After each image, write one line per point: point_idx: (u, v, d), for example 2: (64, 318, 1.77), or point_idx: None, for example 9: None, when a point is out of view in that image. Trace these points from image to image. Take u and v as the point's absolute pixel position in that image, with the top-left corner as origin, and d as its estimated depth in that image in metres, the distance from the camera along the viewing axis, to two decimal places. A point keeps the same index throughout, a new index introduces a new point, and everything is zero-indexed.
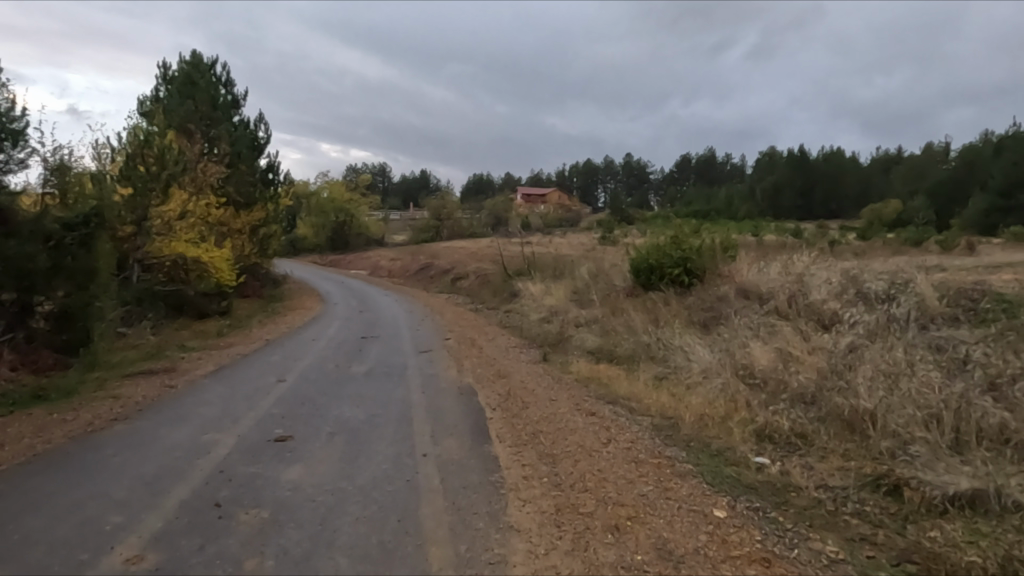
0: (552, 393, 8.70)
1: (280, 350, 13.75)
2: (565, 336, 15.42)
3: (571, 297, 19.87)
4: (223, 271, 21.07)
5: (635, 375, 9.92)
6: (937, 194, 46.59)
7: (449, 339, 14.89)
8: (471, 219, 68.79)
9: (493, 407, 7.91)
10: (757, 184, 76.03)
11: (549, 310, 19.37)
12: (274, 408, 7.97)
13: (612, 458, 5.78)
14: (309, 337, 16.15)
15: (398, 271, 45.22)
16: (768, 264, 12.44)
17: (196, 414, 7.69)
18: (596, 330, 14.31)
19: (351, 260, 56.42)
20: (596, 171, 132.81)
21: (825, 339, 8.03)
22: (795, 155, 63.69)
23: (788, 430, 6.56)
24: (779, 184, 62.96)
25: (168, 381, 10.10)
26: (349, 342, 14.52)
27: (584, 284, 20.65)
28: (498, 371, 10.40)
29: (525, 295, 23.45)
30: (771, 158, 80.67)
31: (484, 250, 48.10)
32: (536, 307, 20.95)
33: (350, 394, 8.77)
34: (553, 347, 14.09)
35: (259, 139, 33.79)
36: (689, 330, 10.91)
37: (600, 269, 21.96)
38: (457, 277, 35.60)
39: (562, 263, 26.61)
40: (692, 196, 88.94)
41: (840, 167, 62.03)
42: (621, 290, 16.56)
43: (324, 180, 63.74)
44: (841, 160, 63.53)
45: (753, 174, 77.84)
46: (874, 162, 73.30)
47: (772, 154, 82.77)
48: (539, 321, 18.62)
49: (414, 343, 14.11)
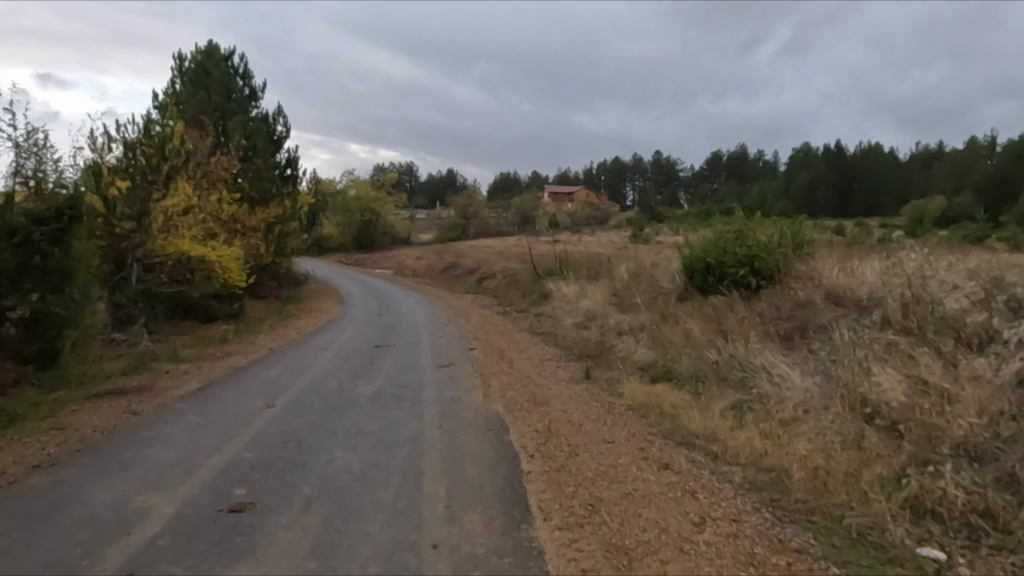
0: (604, 430, 6.73)
1: (282, 362, 11.99)
2: (607, 346, 13.48)
3: (610, 299, 17.90)
4: (231, 271, 19.56)
5: (707, 404, 7.92)
6: (988, 188, 43.52)
7: (475, 349, 13.01)
8: (498, 218, 67.11)
9: (530, 452, 5.97)
10: (793, 180, 73.01)
11: (586, 316, 17.42)
12: (246, 451, 6.14)
13: (716, 559, 3.83)
14: (318, 345, 14.42)
15: (423, 271, 43.62)
16: (858, 263, 10.36)
17: (143, 461, 5.89)
18: (645, 340, 12.33)
19: (376, 260, 55.06)
20: (625, 168, 130.20)
21: (981, 367, 6.00)
22: (831, 151, 60.87)
23: (966, 507, 4.54)
24: (816, 181, 60.13)
25: (135, 405, 8.35)
26: (361, 353, 12.71)
27: (623, 286, 18.62)
28: (533, 394, 8.47)
29: (558, 298, 21.52)
30: (806, 154, 77.64)
31: (511, 249, 46.30)
32: (571, 311, 19.01)
33: (348, 429, 6.91)
34: (594, 361, 12.14)
35: (277, 134, 32.33)
36: (768, 345, 8.88)
37: (642, 269, 19.94)
38: (483, 277, 33.81)
39: (596, 262, 24.63)
40: (724, 194, 86.16)
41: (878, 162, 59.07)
42: (670, 293, 14.56)
43: (349, 178, 62.52)
44: (882, 154, 60.41)
45: (789, 170, 74.86)
46: (916, 157, 69.85)
47: (807, 150, 79.57)
48: (576, 328, 16.68)
49: (434, 354, 12.26)
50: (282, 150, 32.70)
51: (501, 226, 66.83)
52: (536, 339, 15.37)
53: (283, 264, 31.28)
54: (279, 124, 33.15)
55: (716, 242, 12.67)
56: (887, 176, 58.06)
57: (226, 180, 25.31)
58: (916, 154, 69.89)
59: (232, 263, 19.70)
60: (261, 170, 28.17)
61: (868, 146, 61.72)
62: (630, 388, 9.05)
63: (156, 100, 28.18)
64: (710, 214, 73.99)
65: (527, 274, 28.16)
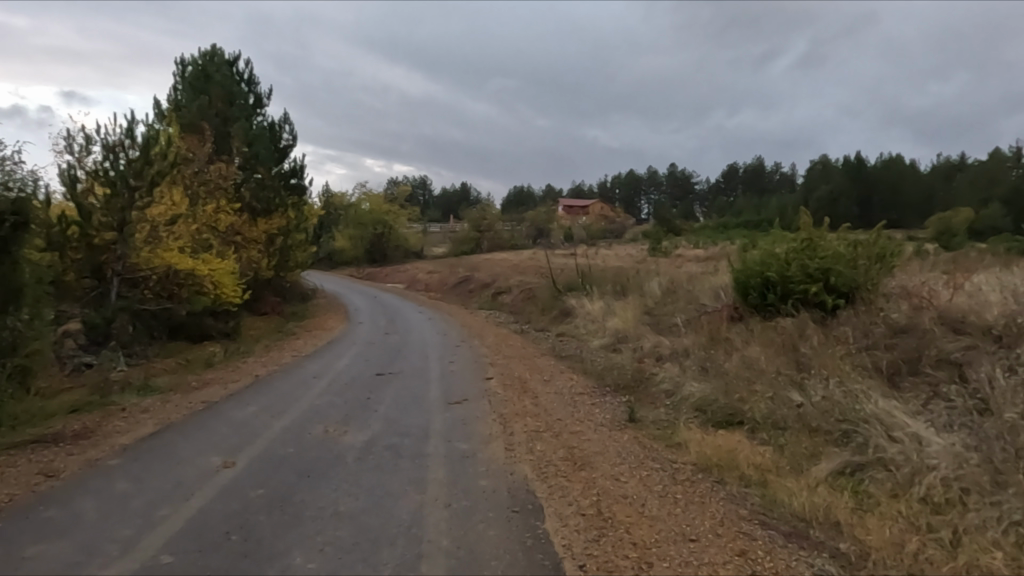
0: (678, 516, 4.81)
1: (266, 395, 10.16)
2: (648, 375, 11.54)
3: (642, 318, 15.98)
4: (225, 287, 18.12)
5: (806, 468, 5.97)
6: (1016, 200, 41.59)
7: (492, 378, 11.13)
8: (512, 232, 65.47)
9: (578, 559, 4.10)
10: (813, 192, 70.87)
11: (616, 338, 15.50)
12: (169, 551, 4.27)
13: None
14: (314, 372, 12.66)
15: (434, 286, 41.91)
16: (964, 282, 8.46)
17: (12, 570, 4.00)
18: (695, 370, 10.42)
19: (388, 273, 53.41)
20: (640, 181, 128.46)
21: None
22: (850, 163, 58.88)
23: None
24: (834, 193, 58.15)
25: (59, 461, 6.49)
26: (360, 383, 10.87)
27: (656, 304, 16.70)
28: (569, 448, 6.58)
29: (581, 315, 19.67)
30: (824, 166, 75.58)
31: (525, 263, 44.55)
32: (597, 331, 17.12)
33: (321, 509, 5.01)
34: (634, 396, 10.20)
35: (282, 142, 30.88)
36: (870, 383, 6.94)
37: (674, 284, 18.04)
38: (498, 292, 32.09)
39: (621, 276, 22.75)
40: (741, 206, 84.08)
41: (898, 173, 56.98)
42: (716, 312, 12.67)
43: (361, 191, 61.13)
44: (902, 166, 58.39)
45: (807, 182, 72.83)
46: (938, 168, 67.72)
47: (826, 162, 77.64)
48: (607, 352, 14.76)
49: (443, 385, 10.40)
50: (287, 160, 31.20)
51: (515, 239, 65.16)
52: (561, 365, 13.44)
53: (287, 278, 29.60)
54: (284, 133, 31.73)
55: (776, 253, 10.84)
56: (912, 188, 56.02)
57: (225, 189, 23.75)
58: (938, 165, 67.71)
59: (226, 278, 18.17)
60: (263, 179, 26.61)
61: (889, 158, 59.76)
62: (692, 438, 7.10)
63: (155, 106, 26.76)
64: (728, 227, 72.03)
65: (545, 289, 26.38)
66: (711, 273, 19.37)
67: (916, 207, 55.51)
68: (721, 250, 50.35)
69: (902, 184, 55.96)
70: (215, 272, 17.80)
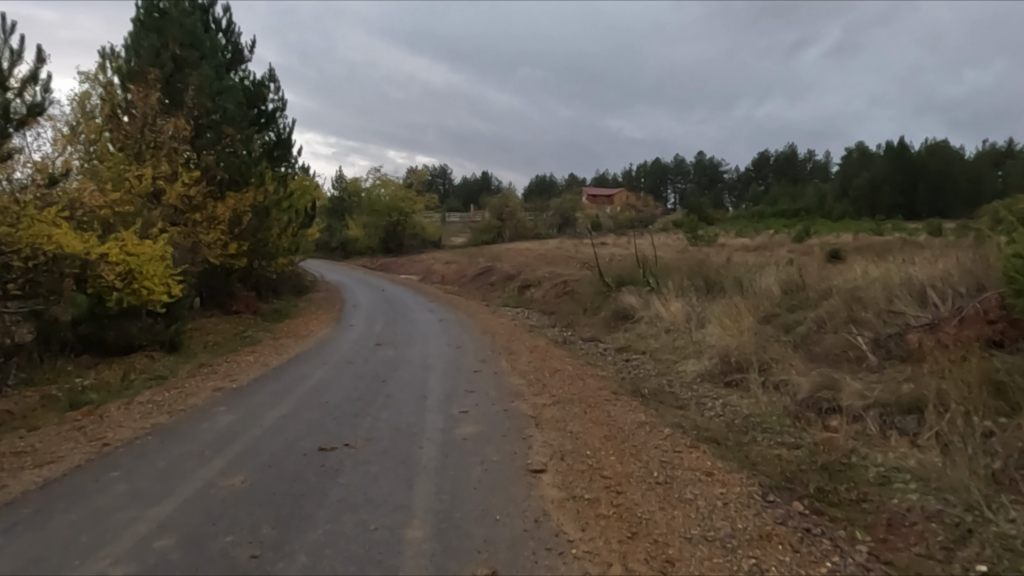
0: None
1: (46, 526, 4.54)
2: (858, 464, 5.82)
3: (772, 336, 10.23)
4: (153, 280, 13.24)
5: None
6: None
7: (545, 471, 5.42)
8: (536, 220, 59.65)
9: None
10: (853, 180, 64.54)
11: (733, 369, 9.78)
12: None
13: None
14: (221, 433, 7.04)
15: (451, 278, 36.30)
16: None
17: None
18: (995, 487, 4.91)
19: (402, 264, 47.94)
20: (667, 169, 121.41)
21: None
22: (893, 148, 52.68)
23: None
24: (877, 181, 51.94)
25: None
26: (274, 486, 5.23)
27: (787, 312, 10.90)
28: None
29: (652, 323, 14.12)
30: (863, 151, 69.10)
31: (552, 253, 38.74)
32: (686, 348, 11.58)
33: None
34: (877, 539, 4.51)
35: (266, 105, 25.23)
36: None
37: (798, 277, 12.26)
38: (525, 285, 26.58)
39: (693, 266, 17.12)
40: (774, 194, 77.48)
41: (946, 158, 50.68)
42: (944, 336, 7.10)
43: (375, 177, 55.56)
44: (951, 151, 52.24)
45: (848, 168, 66.46)
46: (993, 151, 60.91)
47: (863, 148, 71.05)
48: (725, 392, 9.05)
49: (443, 504, 4.73)
50: (273, 128, 25.56)
51: (540, 227, 59.28)
52: (658, 417, 7.72)
53: (270, 269, 24.19)
54: (270, 95, 26.10)
55: None
56: (962, 175, 49.30)
57: (178, 155, 18.40)
58: (987, 151, 61.11)
59: (151, 268, 13.20)
60: (234, 144, 20.92)
61: (935, 144, 53.15)
62: None
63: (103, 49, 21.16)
64: (764, 215, 65.72)
65: (585, 283, 20.73)
66: (833, 266, 13.75)
67: (965, 195, 49.03)
68: (769, 239, 44.24)
69: (952, 168, 49.50)
70: (134, 260, 13.01)
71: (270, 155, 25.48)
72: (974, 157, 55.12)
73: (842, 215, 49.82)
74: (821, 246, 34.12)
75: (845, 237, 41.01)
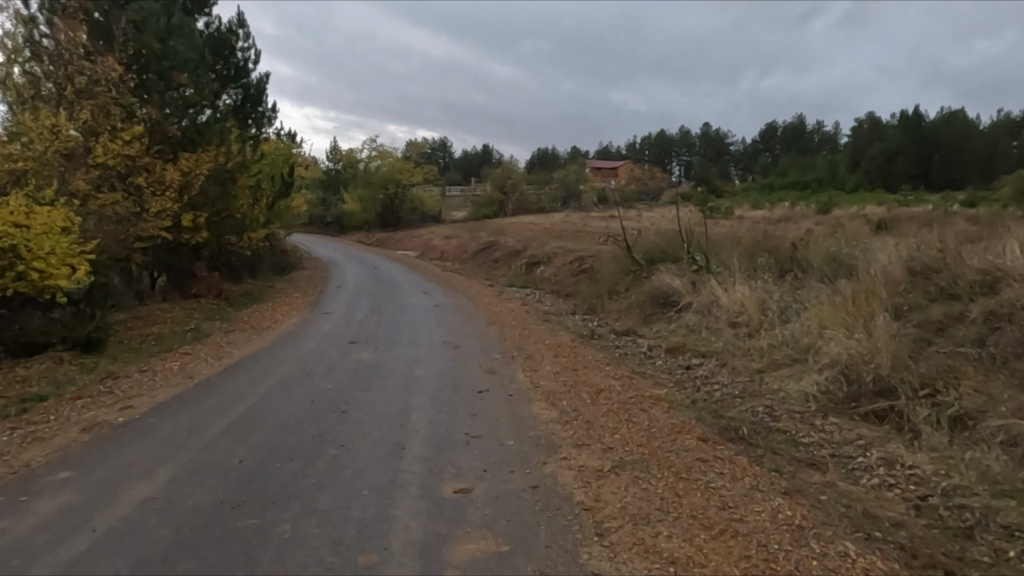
0: None
1: None
2: None
3: (922, 340, 6.97)
4: (51, 260, 9.97)
5: None
6: None
7: None
8: (540, 193, 56.05)
9: None
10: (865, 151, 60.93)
11: (874, 393, 6.53)
12: None
13: None
14: (7, 552, 3.77)
15: (450, 253, 32.99)
16: None
17: None
18: None
19: (399, 239, 44.56)
20: (673, 140, 117.03)
21: None
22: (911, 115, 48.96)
23: None
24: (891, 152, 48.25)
25: None
26: None
27: (932, 303, 7.62)
28: None
29: (710, 313, 10.88)
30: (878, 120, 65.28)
31: (559, 227, 35.32)
32: (776, 354, 8.33)
33: None
34: None
35: (236, 56, 21.62)
36: None
37: (925, 250, 8.96)
38: (532, 262, 23.32)
39: (747, 239, 13.81)
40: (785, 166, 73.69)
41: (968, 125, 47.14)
42: None
43: (371, 147, 51.87)
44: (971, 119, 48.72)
45: (860, 138, 62.84)
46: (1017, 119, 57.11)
47: (876, 118, 67.18)
48: (875, 434, 5.83)
49: None
50: (243, 82, 21.97)
51: (544, 201, 55.62)
52: (804, 499, 4.46)
53: (241, 246, 20.86)
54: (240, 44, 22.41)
55: None
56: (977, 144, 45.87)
57: (112, 104, 14.86)
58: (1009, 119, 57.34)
59: (49, 243, 9.95)
60: (187, 95, 17.38)
61: (949, 112, 49.52)
62: None
63: None
64: (775, 186, 62.05)
65: (608, 260, 17.40)
66: (944, 240, 10.48)
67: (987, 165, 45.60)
68: (790, 211, 40.75)
69: (973, 136, 46.01)
70: (19, 235, 9.70)
71: (240, 114, 21.92)
72: (992, 124, 51.64)
73: (856, 185, 46.42)
74: (851, 219, 30.80)
75: (873, 209, 37.60)
